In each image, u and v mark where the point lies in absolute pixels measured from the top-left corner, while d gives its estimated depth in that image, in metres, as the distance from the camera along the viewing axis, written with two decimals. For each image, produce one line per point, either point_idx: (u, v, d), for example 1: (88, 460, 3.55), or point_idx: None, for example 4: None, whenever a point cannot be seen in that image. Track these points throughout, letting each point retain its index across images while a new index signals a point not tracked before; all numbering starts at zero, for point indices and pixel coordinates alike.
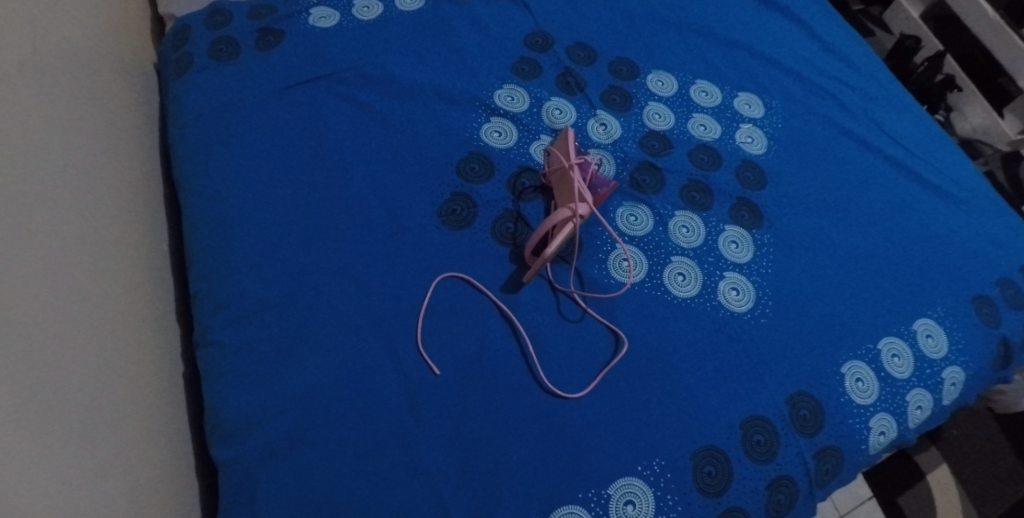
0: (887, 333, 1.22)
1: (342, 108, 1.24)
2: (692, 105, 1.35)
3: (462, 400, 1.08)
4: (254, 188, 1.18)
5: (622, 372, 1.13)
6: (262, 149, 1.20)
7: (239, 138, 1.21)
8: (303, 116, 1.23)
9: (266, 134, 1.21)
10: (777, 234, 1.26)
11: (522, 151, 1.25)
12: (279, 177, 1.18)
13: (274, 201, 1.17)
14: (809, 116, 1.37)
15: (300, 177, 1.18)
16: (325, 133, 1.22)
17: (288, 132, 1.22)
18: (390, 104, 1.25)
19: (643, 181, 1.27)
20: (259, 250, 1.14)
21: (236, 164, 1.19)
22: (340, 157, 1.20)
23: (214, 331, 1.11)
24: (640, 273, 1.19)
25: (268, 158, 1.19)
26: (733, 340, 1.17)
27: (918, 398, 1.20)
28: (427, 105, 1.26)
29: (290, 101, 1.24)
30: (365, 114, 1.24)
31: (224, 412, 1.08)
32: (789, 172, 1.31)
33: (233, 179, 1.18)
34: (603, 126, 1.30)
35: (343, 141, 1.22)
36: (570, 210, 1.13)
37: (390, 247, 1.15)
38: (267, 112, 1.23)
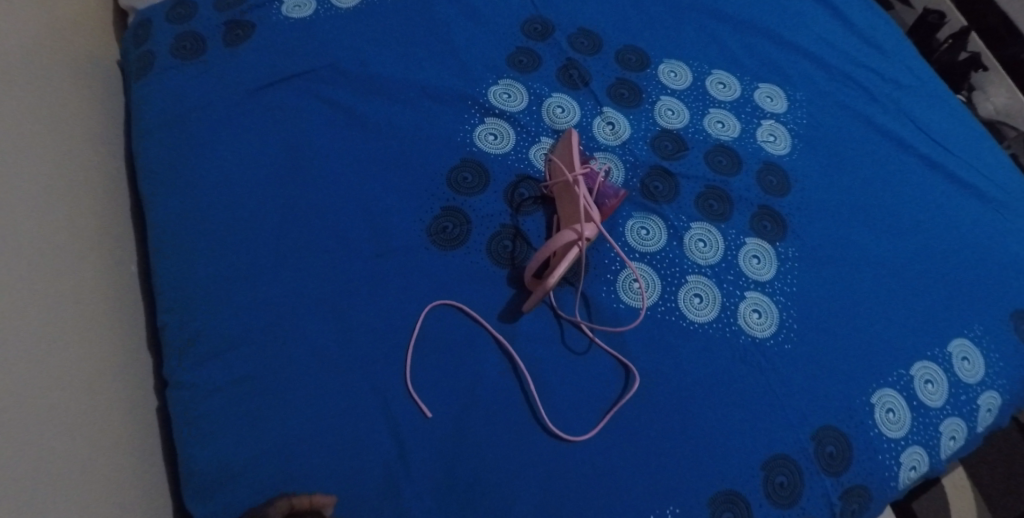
0: (920, 358, 1.11)
1: (319, 111, 1.10)
2: (709, 99, 1.21)
3: (456, 446, 0.97)
4: (222, 205, 1.04)
5: (634, 410, 1.02)
6: (230, 159, 1.06)
7: (203, 146, 1.07)
8: (275, 122, 1.09)
9: (234, 142, 1.07)
10: (803, 246, 1.14)
11: (521, 157, 1.12)
12: (249, 193, 1.05)
13: (245, 221, 1.03)
14: (838, 110, 1.24)
15: (273, 193, 1.05)
16: (299, 142, 1.08)
17: (258, 140, 1.08)
18: (375, 107, 1.11)
19: (655, 189, 1.14)
20: (229, 276, 1.01)
21: (201, 177, 1.05)
22: (317, 168, 1.07)
23: (188, 371, 0.99)
24: (652, 296, 1.08)
25: (237, 170, 1.06)
26: (754, 370, 1.07)
27: (952, 428, 1.10)
28: (415, 106, 1.12)
29: (260, 104, 1.10)
30: (345, 118, 1.10)
31: (197, 464, 0.96)
32: (816, 174, 1.18)
33: (199, 195, 1.05)
34: (610, 126, 1.17)
35: (320, 150, 1.08)
36: (574, 233, 1.01)
37: (376, 272, 1.03)
38: (235, 116, 1.09)
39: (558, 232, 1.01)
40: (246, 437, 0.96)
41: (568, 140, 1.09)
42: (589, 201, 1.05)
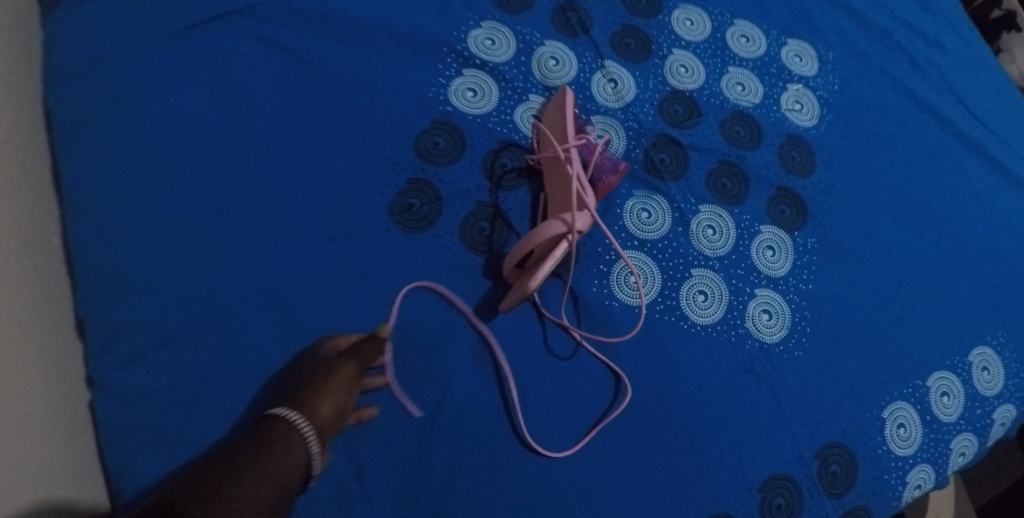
0: (939, 368, 1.00)
1: (266, 56, 0.92)
2: (729, 55, 1.04)
3: (419, 466, 0.83)
4: (147, 170, 0.85)
5: (623, 425, 0.90)
6: (156, 112, 0.87)
7: (123, 95, 0.87)
8: (214, 67, 0.90)
9: (162, 91, 0.88)
10: (824, 237, 1.00)
11: (504, 119, 0.94)
12: (180, 157, 0.86)
13: (178, 188, 0.85)
14: (872, 75, 1.08)
15: (209, 155, 0.87)
16: (242, 93, 0.90)
17: (190, 89, 0.89)
18: (334, 53, 0.93)
19: (661, 162, 0.98)
20: (155, 258, 0.83)
21: (123, 134, 0.86)
22: (262, 127, 0.89)
23: (113, 371, 0.81)
24: (650, 292, 0.94)
25: (166, 127, 0.87)
26: (758, 380, 0.95)
27: (963, 444, 1.01)
28: (382, 55, 0.94)
29: (193, 44, 0.90)
30: (297, 66, 0.92)
31: (125, 481, 0.78)
32: (843, 151, 1.04)
33: (118, 153, 0.86)
34: (612, 84, 0.99)
35: (266, 105, 0.90)
36: (563, 225, 0.84)
37: (330, 258, 0.87)
38: (162, 58, 0.89)
39: (544, 222, 0.85)
40: (179, 455, 0.79)
41: (563, 105, 0.92)
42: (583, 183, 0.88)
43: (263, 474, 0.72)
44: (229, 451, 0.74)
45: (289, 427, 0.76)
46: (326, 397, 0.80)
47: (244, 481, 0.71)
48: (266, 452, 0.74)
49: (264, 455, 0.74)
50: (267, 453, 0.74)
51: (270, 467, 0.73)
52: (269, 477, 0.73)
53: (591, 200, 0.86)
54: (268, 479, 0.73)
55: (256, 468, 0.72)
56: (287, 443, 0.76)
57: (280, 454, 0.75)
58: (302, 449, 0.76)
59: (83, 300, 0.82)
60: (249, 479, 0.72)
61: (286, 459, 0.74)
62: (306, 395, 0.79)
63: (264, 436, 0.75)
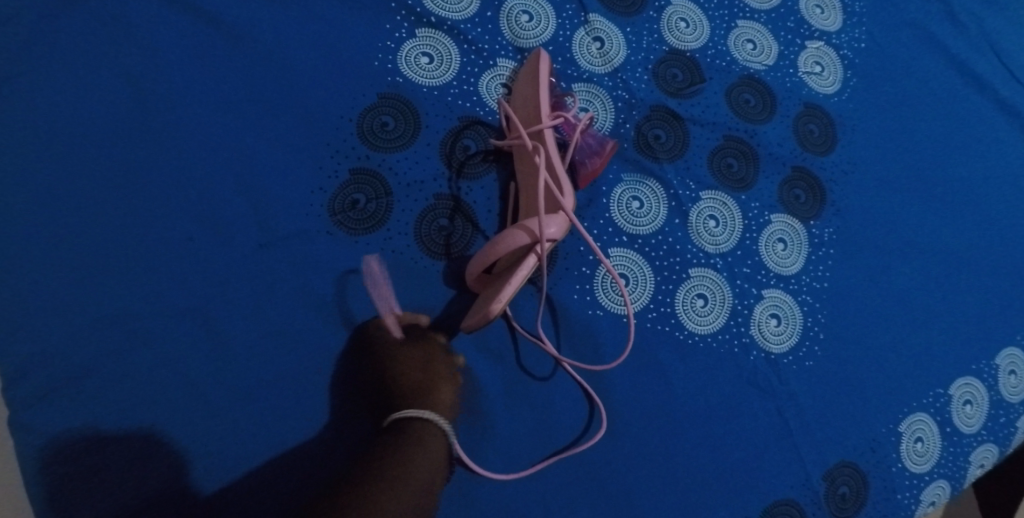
0: (964, 373, 0.89)
1: (182, 22, 0.77)
2: (740, 6, 0.88)
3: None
4: (47, 167, 0.72)
5: (606, 454, 0.77)
6: (54, 96, 0.73)
7: (9, 75, 0.73)
8: (119, 36, 0.76)
9: (61, 68, 0.74)
10: (842, 226, 0.87)
11: (467, 90, 0.80)
12: (86, 150, 0.73)
13: (77, 185, 0.72)
14: (902, 29, 0.93)
15: (114, 144, 0.74)
16: (153, 69, 0.76)
17: (94, 67, 0.75)
18: (263, 19, 0.79)
19: (655, 139, 0.83)
20: (58, 271, 0.70)
21: (9, 121, 0.72)
22: (180, 113, 0.75)
23: (22, 406, 0.68)
24: (639, 298, 0.80)
25: (67, 113, 0.73)
26: (762, 395, 0.82)
27: (984, 456, 0.89)
28: (320, 17, 0.79)
29: (93, 11, 0.76)
30: (220, 35, 0.78)
31: None
32: (866, 123, 0.89)
33: (10, 148, 0.71)
34: (597, 44, 0.83)
35: (183, 84, 0.76)
36: (531, 236, 0.70)
37: (262, 268, 0.74)
38: (59, 29, 0.75)
39: (507, 233, 0.70)
40: (98, 508, 0.67)
41: (537, 78, 0.76)
42: (557, 179, 0.73)
43: (423, 476, 0.62)
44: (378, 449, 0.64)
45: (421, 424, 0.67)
46: (445, 397, 0.71)
47: (412, 486, 0.61)
48: (420, 451, 0.64)
49: (421, 453, 0.64)
50: (416, 454, 0.64)
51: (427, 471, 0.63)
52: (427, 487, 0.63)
53: (566, 203, 0.71)
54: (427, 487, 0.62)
55: (412, 467, 0.62)
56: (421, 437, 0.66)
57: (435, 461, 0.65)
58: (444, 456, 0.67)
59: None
60: (418, 481, 0.62)
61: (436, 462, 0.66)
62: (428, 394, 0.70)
63: (405, 434, 0.66)
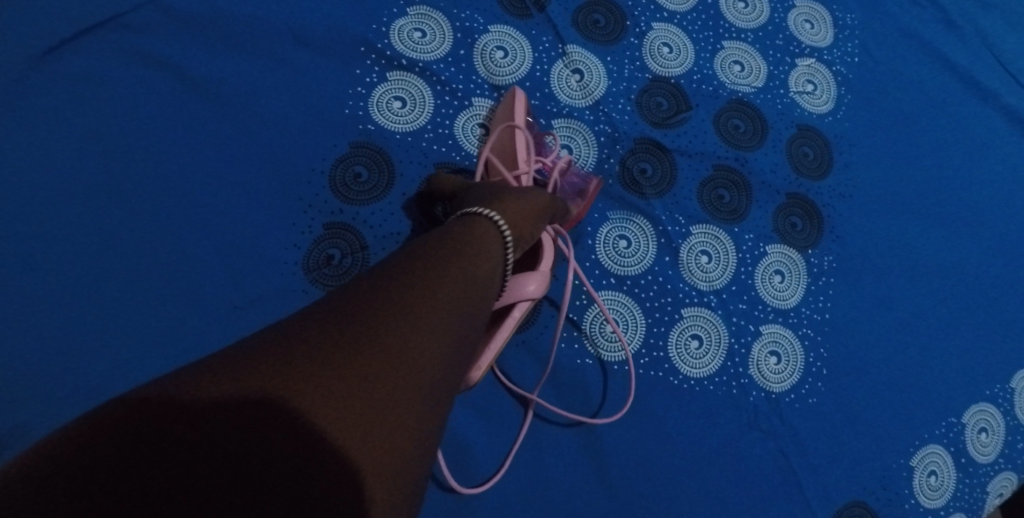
0: (977, 400, 0.85)
1: (137, 80, 0.74)
2: (724, 26, 0.84)
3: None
4: (9, 246, 0.69)
5: (602, 509, 0.74)
6: (13, 168, 0.70)
7: None
8: (72, 98, 0.72)
9: (14, 137, 0.71)
10: (843, 253, 0.82)
11: (442, 134, 0.77)
12: (49, 223, 0.70)
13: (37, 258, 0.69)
14: (898, 40, 0.88)
15: (73, 213, 0.71)
16: (111, 131, 0.72)
17: (51, 133, 0.71)
18: (222, 70, 0.75)
19: (641, 172, 0.79)
20: (26, 353, 0.68)
21: None
22: (142, 176, 0.72)
23: None
24: (629, 343, 0.76)
25: (28, 184, 0.70)
26: (765, 436, 0.78)
27: (1003, 486, 0.85)
28: (283, 65, 0.76)
29: (47, 74, 0.72)
30: (180, 90, 0.74)
31: None
32: (863, 142, 0.85)
33: None
34: (576, 76, 0.79)
35: (143, 146, 0.73)
36: (513, 296, 0.66)
37: (235, 333, 0.71)
38: (13, 97, 0.71)
39: None
40: None
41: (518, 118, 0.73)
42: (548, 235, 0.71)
43: (465, 299, 0.55)
44: (419, 244, 0.57)
45: (484, 232, 0.59)
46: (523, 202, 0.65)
47: (424, 324, 0.51)
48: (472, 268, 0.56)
49: (451, 281, 0.54)
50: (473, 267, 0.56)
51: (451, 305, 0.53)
52: (445, 329, 0.53)
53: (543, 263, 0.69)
54: (444, 324, 0.52)
55: (459, 283, 0.55)
56: (482, 238, 0.59)
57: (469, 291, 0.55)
58: (492, 280, 0.58)
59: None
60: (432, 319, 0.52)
61: (488, 283, 0.57)
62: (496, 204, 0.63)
63: (457, 235, 0.58)
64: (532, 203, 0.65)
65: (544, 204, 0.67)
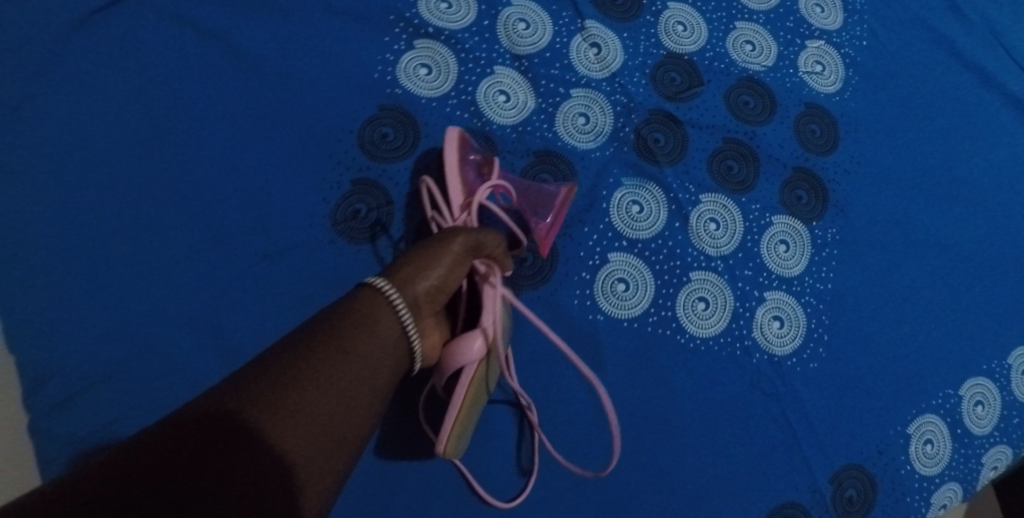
0: (975, 374, 0.88)
1: (181, 43, 0.79)
2: (737, 7, 0.88)
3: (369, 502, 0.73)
4: (60, 189, 0.74)
5: (609, 457, 0.78)
6: (67, 119, 0.76)
7: (21, 100, 0.75)
8: (122, 58, 0.77)
9: (69, 93, 0.76)
10: (846, 226, 0.86)
11: (465, 99, 0.80)
12: (97, 170, 0.75)
13: (87, 204, 0.74)
14: (905, 26, 0.92)
15: (119, 164, 0.75)
16: (157, 88, 0.77)
17: (102, 89, 0.77)
18: (261, 35, 0.80)
19: (654, 142, 0.83)
20: (75, 289, 0.72)
21: (24, 145, 0.75)
22: (183, 130, 0.77)
23: (39, 420, 0.70)
24: (639, 303, 0.80)
25: (79, 134, 0.75)
26: (766, 397, 0.82)
27: (997, 458, 0.88)
28: (318, 32, 0.81)
29: (101, 36, 0.78)
30: (221, 53, 0.79)
31: None
32: (869, 120, 0.88)
33: (31, 172, 0.74)
34: (594, 49, 0.84)
35: (185, 102, 0.78)
36: (457, 358, 0.67)
37: (269, 278, 0.76)
38: (69, 55, 0.77)
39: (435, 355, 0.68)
40: None
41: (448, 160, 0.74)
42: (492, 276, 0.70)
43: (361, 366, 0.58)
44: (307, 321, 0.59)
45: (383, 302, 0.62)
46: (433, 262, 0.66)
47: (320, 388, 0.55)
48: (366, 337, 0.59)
49: (340, 355, 0.57)
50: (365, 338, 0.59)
51: (339, 380, 0.57)
52: (341, 394, 0.56)
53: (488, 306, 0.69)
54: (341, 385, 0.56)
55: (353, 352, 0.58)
56: (377, 312, 0.61)
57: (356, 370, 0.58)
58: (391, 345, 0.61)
59: (7, 339, 0.71)
60: (315, 401, 0.55)
61: (384, 351, 0.60)
62: (398, 271, 0.64)
63: (347, 307, 0.60)
64: (442, 260, 0.66)
65: (457, 250, 0.67)
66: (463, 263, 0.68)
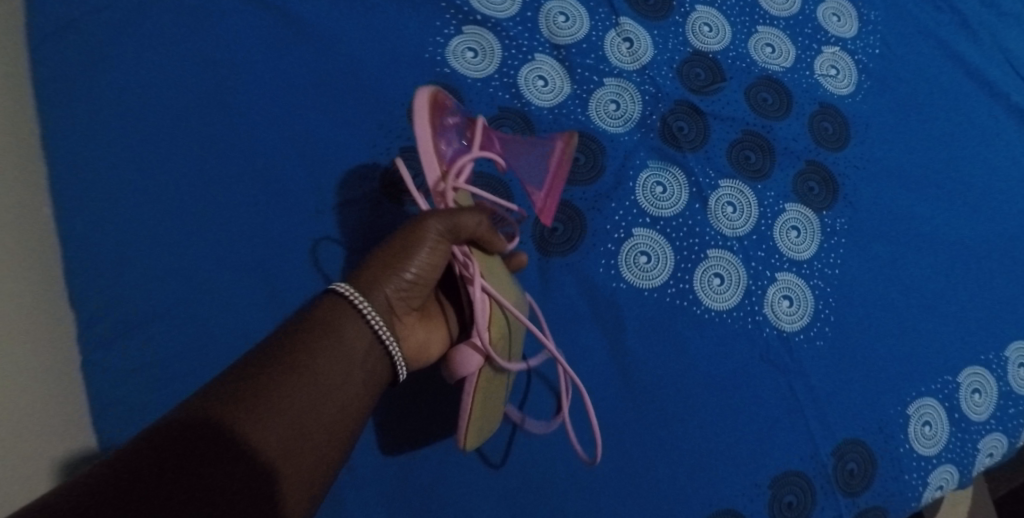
0: (972, 363, 0.93)
1: (250, 16, 0.85)
2: (760, 13, 0.96)
3: (410, 441, 0.80)
4: (130, 141, 0.80)
5: (627, 415, 0.83)
6: (140, 77, 0.81)
7: (100, 59, 0.82)
8: (194, 26, 0.84)
9: (144, 55, 0.82)
10: (854, 217, 0.92)
11: (507, 81, 0.88)
12: (162, 125, 0.81)
13: (155, 156, 0.80)
14: (915, 38, 0.99)
15: (185, 121, 0.81)
16: (225, 54, 0.84)
17: (174, 52, 0.83)
18: (323, 13, 0.87)
19: (679, 130, 0.90)
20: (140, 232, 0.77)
21: (100, 99, 0.80)
22: (246, 94, 0.83)
23: (102, 349, 0.76)
24: (659, 274, 0.86)
25: (148, 92, 0.81)
26: (775, 370, 0.88)
27: (993, 445, 0.93)
28: (376, 13, 0.88)
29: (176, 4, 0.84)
30: (286, 26, 0.86)
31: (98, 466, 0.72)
32: (879, 122, 0.95)
33: (105, 123, 0.80)
34: (627, 44, 0.92)
35: (250, 69, 0.84)
36: (459, 367, 0.68)
37: (321, 233, 0.81)
38: (147, 19, 0.83)
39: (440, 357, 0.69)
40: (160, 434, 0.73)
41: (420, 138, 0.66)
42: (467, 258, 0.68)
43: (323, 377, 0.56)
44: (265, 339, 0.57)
45: (348, 311, 0.59)
46: (407, 263, 0.63)
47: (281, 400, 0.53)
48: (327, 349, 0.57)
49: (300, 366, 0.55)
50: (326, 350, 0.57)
51: (302, 390, 0.54)
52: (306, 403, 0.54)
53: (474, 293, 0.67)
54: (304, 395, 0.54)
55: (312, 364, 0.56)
56: (341, 322, 0.59)
57: (326, 375, 0.56)
58: (359, 356, 0.59)
59: (68, 275, 0.77)
60: (277, 418, 0.52)
61: (349, 359, 0.58)
62: (370, 279, 0.62)
63: (308, 320, 0.58)
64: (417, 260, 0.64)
65: (432, 244, 0.64)
66: (442, 249, 0.65)
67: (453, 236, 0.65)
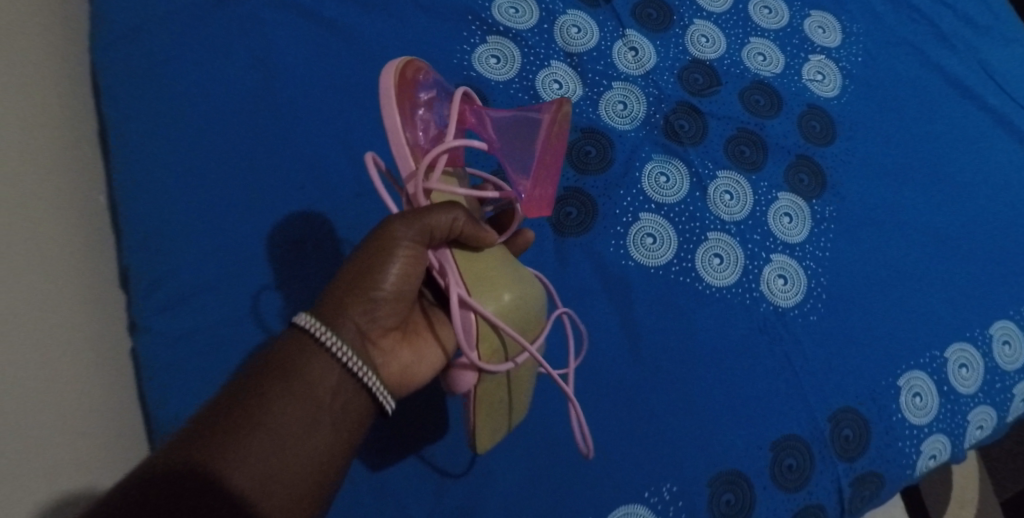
0: (959, 339, 1.00)
1: (297, 25, 0.96)
2: (751, 26, 1.07)
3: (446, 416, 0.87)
4: (191, 130, 0.89)
5: (637, 380, 0.91)
6: (201, 76, 0.91)
7: (166, 60, 0.92)
8: (248, 32, 0.94)
9: (203, 56, 0.92)
10: (842, 205, 1.01)
11: (526, 84, 0.99)
12: (217, 119, 0.90)
13: (211, 144, 0.89)
14: (894, 48, 1.10)
15: (239, 113, 0.91)
16: (277, 57, 0.94)
17: (231, 55, 0.93)
18: (363, 23, 0.98)
19: (680, 127, 1.01)
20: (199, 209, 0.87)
21: (165, 94, 0.90)
22: (295, 90, 0.93)
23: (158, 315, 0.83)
24: (664, 254, 0.96)
25: (208, 89, 0.91)
26: (772, 341, 0.95)
27: (981, 417, 1.00)
28: (410, 24, 0.99)
29: (232, 14, 0.95)
30: (329, 34, 0.96)
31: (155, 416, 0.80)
32: (863, 121, 1.05)
33: (169, 115, 0.89)
34: (632, 52, 1.03)
35: (297, 70, 0.94)
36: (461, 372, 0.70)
37: (360, 211, 0.90)
38: (206, 26, 0.94)
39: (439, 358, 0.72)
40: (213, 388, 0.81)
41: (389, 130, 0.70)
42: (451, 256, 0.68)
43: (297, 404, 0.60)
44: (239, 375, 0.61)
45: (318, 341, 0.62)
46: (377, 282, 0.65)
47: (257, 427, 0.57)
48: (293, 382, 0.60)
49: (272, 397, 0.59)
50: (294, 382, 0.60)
51: (276, 419, 0.58)
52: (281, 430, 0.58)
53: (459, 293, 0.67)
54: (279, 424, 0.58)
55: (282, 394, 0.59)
56: (310, 352, 0.62)
57: (297, 408, 0.59)
58: (328, 384, 0.62)
59: (129, 250, 0.85)
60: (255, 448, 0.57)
61: (317, 389, 0.61)
62: (340, 302, 0.64)
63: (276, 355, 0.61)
64: (387, 279, 0.65)
65: (402, 257, 0.65)
66: (414, 253, 0.65)
67: (424, 239, 0.65)
